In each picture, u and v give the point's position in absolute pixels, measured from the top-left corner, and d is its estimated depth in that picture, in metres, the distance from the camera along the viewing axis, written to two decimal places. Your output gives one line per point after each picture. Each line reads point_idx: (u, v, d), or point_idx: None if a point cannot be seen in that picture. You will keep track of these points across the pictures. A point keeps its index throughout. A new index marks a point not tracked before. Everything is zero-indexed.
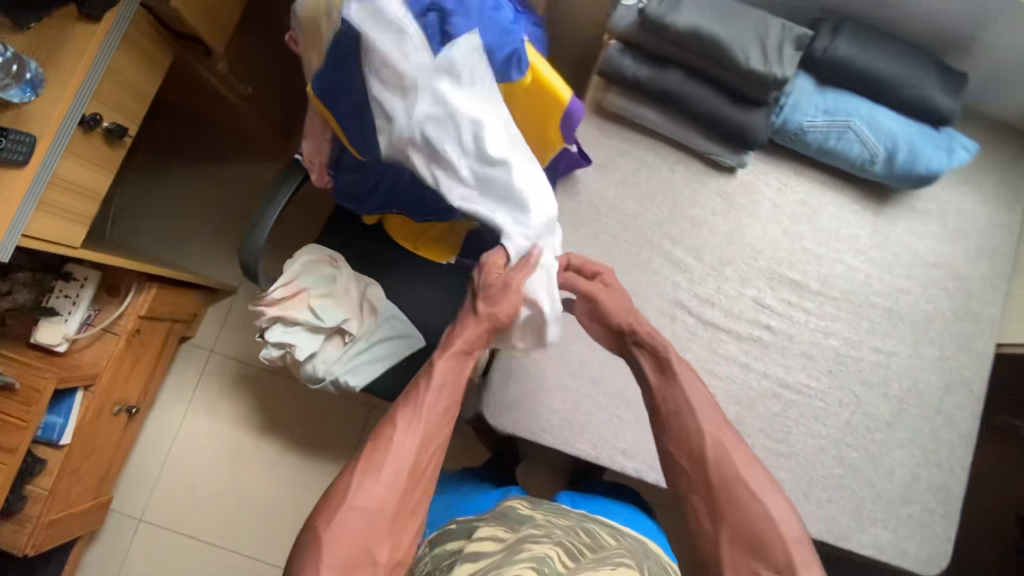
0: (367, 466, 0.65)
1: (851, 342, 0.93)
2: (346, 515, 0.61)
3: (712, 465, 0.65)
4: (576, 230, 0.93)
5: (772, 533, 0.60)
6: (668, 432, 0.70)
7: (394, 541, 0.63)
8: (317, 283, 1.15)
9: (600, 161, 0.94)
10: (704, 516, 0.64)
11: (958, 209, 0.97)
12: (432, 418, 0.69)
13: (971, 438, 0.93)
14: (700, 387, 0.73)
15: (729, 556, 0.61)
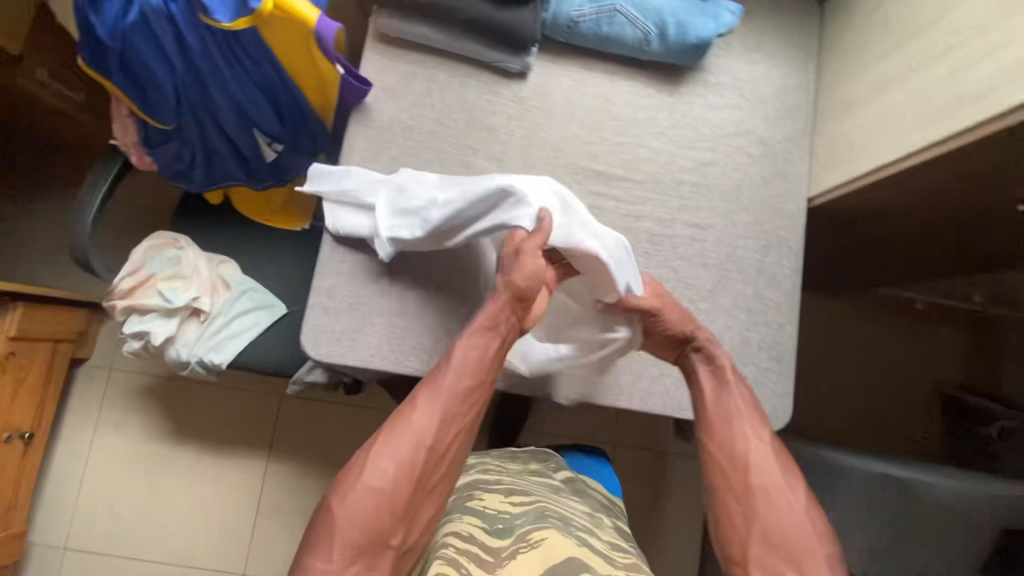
0: (388, 442, 0.69)
1: (663, 221, 0.95)
2: (366, 488, 0.66)
3: (755, 469, 0.72)
4: (376, 158, 0.93)
5: (804, 545, 0.66)
6: (712, 434, 0.77)
7: (408, 525, 0.66)
8: (163, 267, 1.15)
9: (390, 85, 0.94)
10: (738, 516, 0.70)
11: (752, 77, 0.99)
12: (452, 399, 0.72)
13: (795, 293, 0.95)
14: (747, 393, 0.81)
15: (759, 553, 0.67)
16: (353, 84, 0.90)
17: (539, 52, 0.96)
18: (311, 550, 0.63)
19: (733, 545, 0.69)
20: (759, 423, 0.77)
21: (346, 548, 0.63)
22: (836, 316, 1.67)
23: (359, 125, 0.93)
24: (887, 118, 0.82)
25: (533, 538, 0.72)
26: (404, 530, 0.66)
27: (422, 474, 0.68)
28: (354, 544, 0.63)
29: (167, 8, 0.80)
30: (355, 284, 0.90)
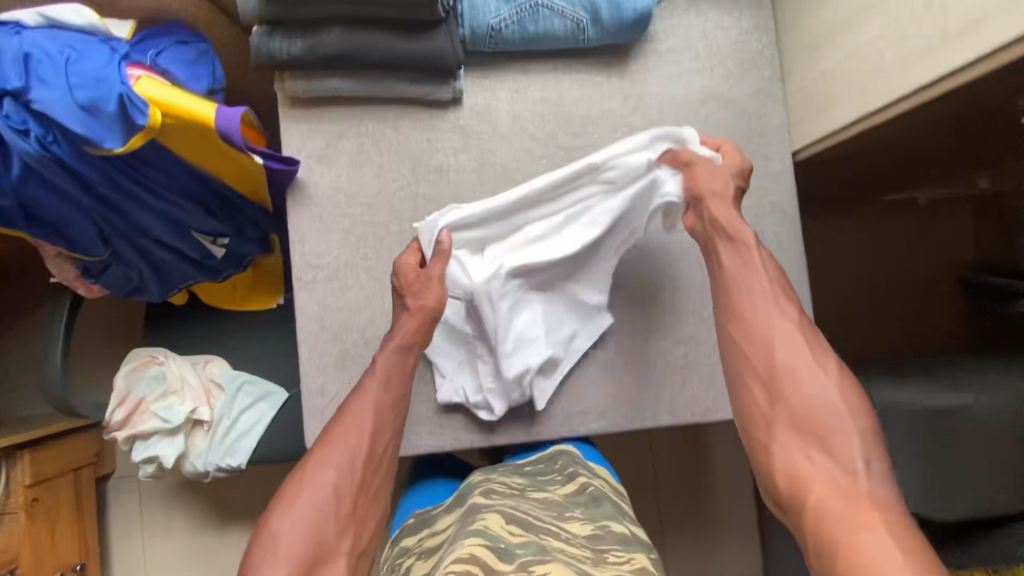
0: (325, 454, 0.68)
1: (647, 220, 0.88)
2: (305, 499, 0.64)
3: (771, 351, 0.67)
4: (326, 236, 0.85)
5: (832, 420, 0.61)
6: (729, 309, 0.71)
7: (359, 531, 0.66)
8: (150, 387, 1.10)
9: (320, 153, 0.86)
10: (762, 399, 0.66)
11: (705, 32, 0.89)
12: (383, 408, 0.75)
13: (801, 258, 0.89)
14: (773, 267, 0.73)
15: (785, 433, 0.63)
16: (277, 166, 0.81)
17: (467, 70, 0.86)
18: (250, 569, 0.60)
19: (757, 433, 0.65)
20: (775, 300, 0.70)
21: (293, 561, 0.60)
22: (840, 230, 1.62)
23: (298, 206, 0.85)
24: (864, 57, 0.72)
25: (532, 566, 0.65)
26: (353, 535, 0.65)
27: (362, 481, 0.68)
28: (301, 558, 0.60)
29: (47, 150, 0.69)
30: (345, 376, 0.84)
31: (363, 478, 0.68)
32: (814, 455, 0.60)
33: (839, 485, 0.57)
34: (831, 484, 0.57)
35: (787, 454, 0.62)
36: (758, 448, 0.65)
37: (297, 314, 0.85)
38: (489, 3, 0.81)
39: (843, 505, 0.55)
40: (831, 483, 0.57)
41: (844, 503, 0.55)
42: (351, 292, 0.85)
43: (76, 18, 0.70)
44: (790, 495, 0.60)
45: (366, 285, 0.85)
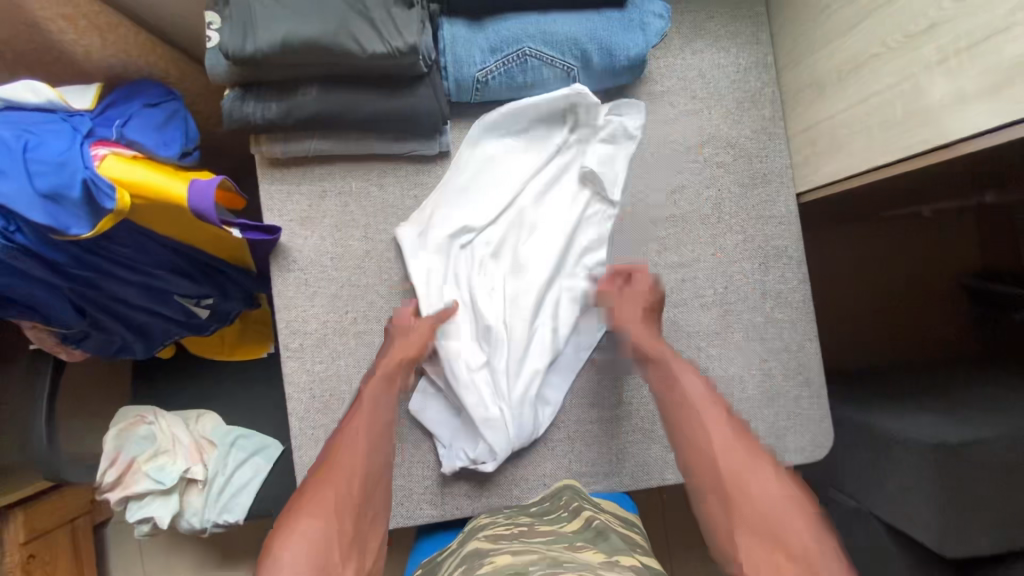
0: (325, 481, 0.63)
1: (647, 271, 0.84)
2: (306, 525, 0.57)
3: (718, 454, 0.61)
4: (313, 302, 0.81)
5: (784, 527, 0.54)
6: (675, 423, 0.68)
7: (362, 559, 0.60)
8: (140, 447, 1.07)
9: (302, 215, 0.82)
10: (717, 512, 0.59)
11: (701, 72, 0.85)
12: (376, 426, 0.72)
13: (809, 305, 0.85)
14: (696, 379, 0.70)
15: (749, 546, 0.54)
16: (258, 237, 0.77)
17: (453, 122, 0.83)
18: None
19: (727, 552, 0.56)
20: (704, 407, 0.66)
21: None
22: (840, 246, 1.60)
23: (282, 271, 0.81)
24: (872, 106, 0.69)
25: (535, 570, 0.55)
26: (358, 561, 0.59)
27: (361, 506, 0.64)
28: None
29: (12, 240, 0.65)
30: None
31: (361, 503, 0.64)
32: (782, 560, 0.52)
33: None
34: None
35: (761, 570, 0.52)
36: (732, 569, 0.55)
37: (286, 385, 0.81)
38: (473, 53, 0.76)
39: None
40: None
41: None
42: (341, 359, 0.81)
43: (31, 95, 0.66)
44: None
45: (356, 351, 0.81)
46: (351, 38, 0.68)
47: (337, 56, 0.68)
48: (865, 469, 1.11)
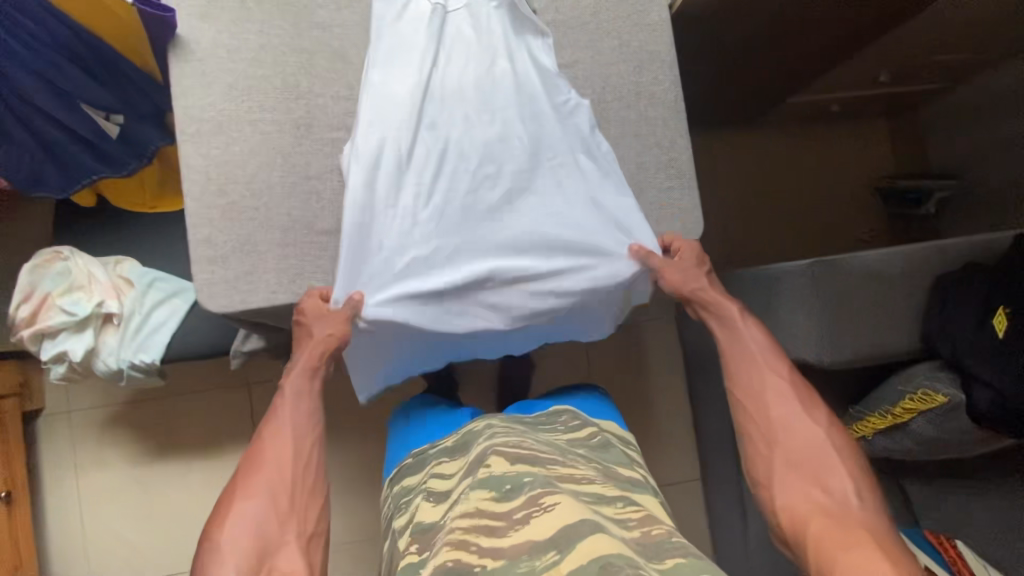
0: (251, 477, 0.77)
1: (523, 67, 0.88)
2: (241, 506, 0.74)
3: (768, 406, 0.79)
4: (209, 90, 0.86)
5: (825, 457, 0.75)
6: (735, 381, 0.83)
7: (301, 520, 0.75)
8: (56, 282, 1.09)
9: (199, 9, 0.86)
10: (761, 446, 0.78)
11: None
12: (300, 422, 0.82)
13: (680, 105, 0.91)
14: (758, 332, 0.85)
15: (784, 474, 0.75)
16: (150, 13, 0.81)
17: None
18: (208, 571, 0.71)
19: (762, 471, 0.77)
20: (772, 361, 0.83)
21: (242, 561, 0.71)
22: (764, 146, 1.68)
23: (178, 60, 0.85)
24: None
25: (543, 500, 0.69)
26: (297, 526, 0.75)
27: (293, 482, 0.77)
28: (248, 562, 0.71)
29: None
30: (231, 227, 0.84)
31: (292, 480, 0.77)
32: (814, 490, 0.72)
33: (831, 514, 0.69)
34: (824, 514, 0.69)
35: (789, 489, 0.74)
36: (761, 483, 0.77)
37: (183, 169, 0.85)
38: None
39: (840, 527, 0.67)
40: (824, 514, 0.70)
41: (836, 525, 0.68)
42: (236, 145, 0.85)
43: None
44: (791, 530, 0.71)
45: (251, 137, 0.86)
46: None
47: None
48: (761, 311, 1.17)
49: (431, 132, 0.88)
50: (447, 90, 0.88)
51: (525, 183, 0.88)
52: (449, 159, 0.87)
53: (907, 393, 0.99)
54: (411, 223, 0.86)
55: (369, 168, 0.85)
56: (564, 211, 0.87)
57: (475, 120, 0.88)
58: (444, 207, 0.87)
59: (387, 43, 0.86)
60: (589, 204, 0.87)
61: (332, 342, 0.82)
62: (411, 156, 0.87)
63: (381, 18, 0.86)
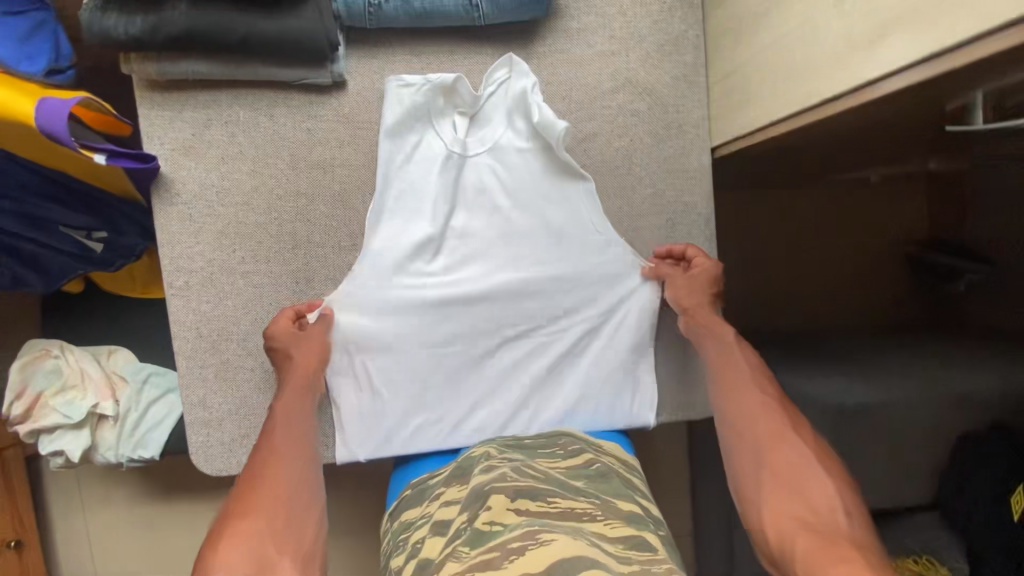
0: (240, 502, 0.64)
1: (545, 222, 0.83)
2: (233, 522, 0.61)
3: (759, 420, 0.72)
4: (199, 238, 0.78)
5: (808, 470, 0.66)
6: (722, 386, 0.78)
7: (293, 535, 0.63)
8: (47, 381, 1.05)
9: (186, 144, 0.77)
10: (752, 464, 0.69)
11: (621, 9, 0.79)
12: (295, 439, 0.75)
13: (712, 265, 0.84)
14: (753, 357, 0.80)
15: (774, 490, 0.65)
16: (132, 166, 0.72)
17: (349, 48, 0.76)
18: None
19: (748, 488, 0.68)
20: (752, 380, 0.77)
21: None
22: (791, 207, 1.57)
23: (163, 203, 0.77)
24: (776, 55, 0.63)
25: (541, 536, 0.55)
26: (293, 548, 0.61)
27: (287, 501, 0.66)
28: None
29: None
30: (227, 389, 0.80)
31: (286, 497, 0.66)
32: (798, 503, 0.63)
33: (812, 528, 0.59)
34: (803, 522, 0.60)
35: (771, 499, 0.65)
36: (746, 499, 0.68)
37: (172, 323, 0.79)
38: None
39: (817, 538, 0.57)
40: (803, 528, 0.59)
41: (814, 534, 0.58)
42: (229, 300, 0.79)
43: None
44: (781, 555, 0.60)
45: (246, 291, 0.79)
46: None
47: None
48: None
49: (442, 287, 0.83)
50: (461, 242, 0.82)
51: (539, 340, 0.85)
52: (461, 316, 0.83)
53: (910, 553, 0.97)
54: (416, 388, 0.83)
55: (373, 328, 0.81)
56: (575, 381, 0.85)
57: (491, 273, 0.83)
58: (454, 364, 0.83)
59: (396, 193, 0.80)
60: (604, 373, 0.85)
61: (317, 365, 0.79)
62: (419, 313, 0.82)
63: (387, 165, 0.79)
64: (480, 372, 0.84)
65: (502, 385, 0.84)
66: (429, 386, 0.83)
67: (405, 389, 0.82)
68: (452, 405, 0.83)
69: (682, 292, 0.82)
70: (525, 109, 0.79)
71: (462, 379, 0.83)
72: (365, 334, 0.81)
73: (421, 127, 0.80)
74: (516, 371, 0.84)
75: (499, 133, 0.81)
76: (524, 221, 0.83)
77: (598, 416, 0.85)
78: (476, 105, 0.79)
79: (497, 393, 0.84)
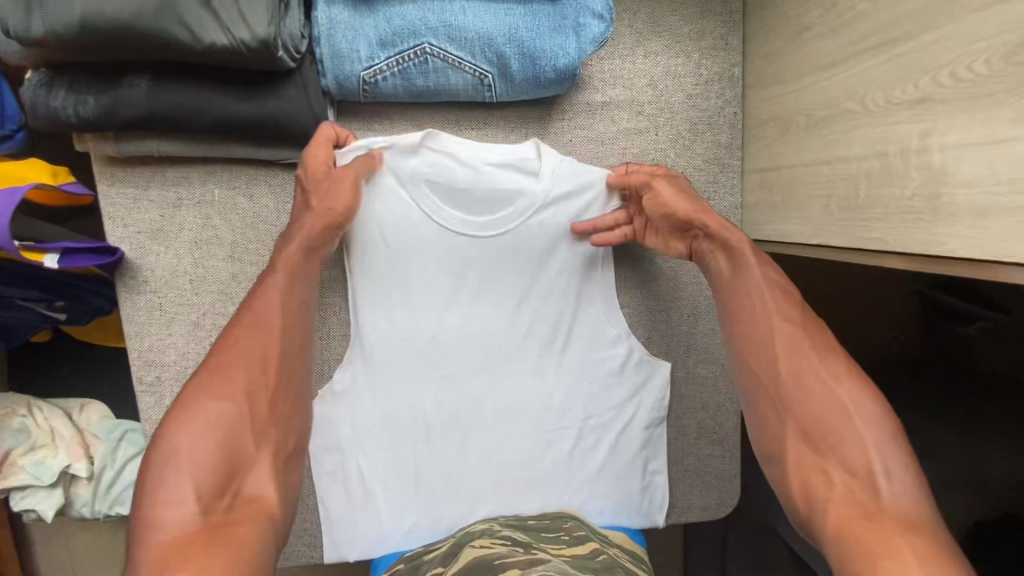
0: (219, 370, 0.53)
1: (558, 308, 0.74)
2: (203, 413, 0.50)
3: (781, 353, 0.56)
4: (172, 331, 0.70)
5: (836, 420, 0.51)
6: (728, 309, 0.62)
7: (282, 438, 0.53)
8: (14, 440, 0.95)
9: (153, 227, 0.67)
10: (768, 414, 0.55)
11: (653, 79, 0.70)
12: (294, 310, 0.59)
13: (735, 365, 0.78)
14: (770, 270, 0.62)
15: (795, 450, 0.52)
16: (97, 261, 0.64)
17: (341, 121, 0.68)
18: (155, 496, 0.45)
19: (767, 438, 0.55)
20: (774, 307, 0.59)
21: (199, 498, 0.46)
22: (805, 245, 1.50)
23: (129, 292, 0.68)
24: (833, 175, 0.55)
25: None
26: (275, 444, 0.52)
27: (279, 387, 0.55)
28: (202, 498, 0.46)
29: None
30: None
31: (277, 384, 0.55)
32: (830, 467, 0.50)
33: (851, 499, 0.47)
34: (847, 502, 0.47)
35: (801, 468, 0.51)
36: (769, 457, 0.54)
37: (144, 421, 0.72)
38: (356, 46, 0.59)
39: (864, 521, 0.45)
40: (846, 504, 0.47)
41: (862, 519, 0.46)
42: None
43: None
44: (805, 512, 0.50)
45: None
46: (177, 19, 0.52)
47: (164, 43, 0.53)
48: None
49: (442, 376, 0.74)
50: (465, 326, 0.73)
51: (549, 433, 0.76)
52: (463, 410, 0.75)
53: None
54: (411, 488, 0.76)
55: (368, 418, 0.74)
56: (584, 482, 0.77)
57: (503, 357, 0.74)
58: (454, 459, 0.76)
59: (382, 286, 0.71)
60: (617, 472, 0.78)
61: (336, 219, 0.64)
62: (418, 403, 0.74)
63: (369, 255, 0.70)
64: (483, 469, 0.76)
65: (507, 483, 0.77)
66: (423, 483, 0.76)
67: (399, 486, 0.75)
68: (450, 502, 0.76)
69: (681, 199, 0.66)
70: (548, 173, 0.69)
71: (461, 475, 0.76)
72: (359, 429, 0.74)
73: (406, 214, 0.69)
74: (528, 467, 0.77)
75: (512, 209, 0.70)
76: (536, 308, 0.73)
77: (608, 517, 0.78)
78: (480, 177, 0.68)
79: (499, 494, 0.77)
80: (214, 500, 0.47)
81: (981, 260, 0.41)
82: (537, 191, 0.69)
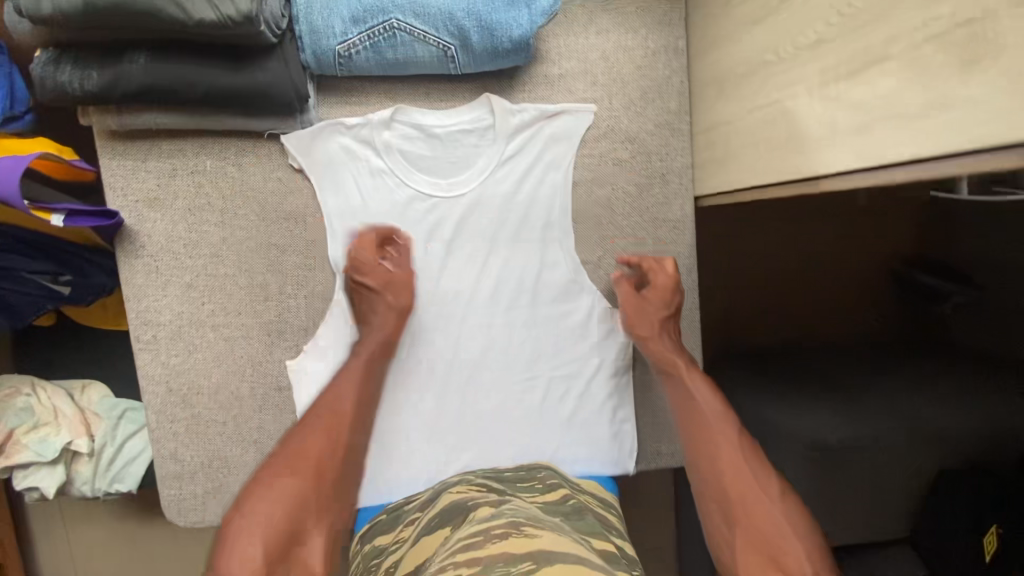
0: (292, 457, 0.64)
1: (522, 257, 0.79)
2: (277, 487, 0.61)
3: (726, 470, 0.66)
4: (167, 292, 0.75)
5: (778, 537, 0.60)
6: (689, 428, 0.72)
7: (336, 516, 0.65)
8: (19, 419, 1.00)
9: (150, 195, 0.74)
10: (721, 522, 0.65)
11: (604, 53, 0.77)
12: (356, 404, 0.71)
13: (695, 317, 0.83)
14: (709, 392, 0.73)
15: (745, 559, 0.61)
16: (97, 222, 0.69)
17: (320, 96, 0.74)
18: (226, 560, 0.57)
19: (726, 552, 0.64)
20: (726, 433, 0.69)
21: (263, 560, 0.57)
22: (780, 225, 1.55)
23: (127, 256, 0.74)
24: (759, 121, 0.61)
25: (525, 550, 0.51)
26: (330, 524, 0.64)
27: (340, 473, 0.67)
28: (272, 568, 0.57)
29: None
30: (199, 442, 0.78)
31: (339, 470, 0.66)
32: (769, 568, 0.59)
33: None
34: None
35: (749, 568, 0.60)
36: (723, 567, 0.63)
37: (142, 378, 0.77)
38: (332, 23, 0.66)
39: None
40: None
41: None
42: (199, 353, 0.77)
43: None
44: None
45: (218, 347, 0.77)
46: None
47: (158, 20, 0.60)
48: None
49: (418, 328, 0.79)
50: (437, 281, 0.79)
51: (519, 381, 0.81)
52: (437, 360, 0.80)
53: None
54: (392, 438, 0.80)
55: None
56: (555, 426, 0.82)
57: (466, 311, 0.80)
58: (430, 407, 0.80)
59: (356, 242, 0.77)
60: (585, 416, 0.83)
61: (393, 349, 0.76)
62: (395, 354, 0.79)
63: (346, 217, 0.77)
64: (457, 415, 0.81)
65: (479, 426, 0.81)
66: (402, 430, 0.80)
67: (381, 434, 0.80)
68: (427, 448, 0.81)
69: (645, 314, 0.78)
70: (505, 130, 0.76)
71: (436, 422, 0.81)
72: None
73: (382, 179, 0.77)
74: (500, 412, 0.81)
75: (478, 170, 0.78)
76: (501, 265, 0.79)
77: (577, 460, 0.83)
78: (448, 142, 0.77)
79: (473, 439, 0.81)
80: (273, 562, 0.58)
81: (870, 167, 0.47)
82: (495, 150, 0.77)
